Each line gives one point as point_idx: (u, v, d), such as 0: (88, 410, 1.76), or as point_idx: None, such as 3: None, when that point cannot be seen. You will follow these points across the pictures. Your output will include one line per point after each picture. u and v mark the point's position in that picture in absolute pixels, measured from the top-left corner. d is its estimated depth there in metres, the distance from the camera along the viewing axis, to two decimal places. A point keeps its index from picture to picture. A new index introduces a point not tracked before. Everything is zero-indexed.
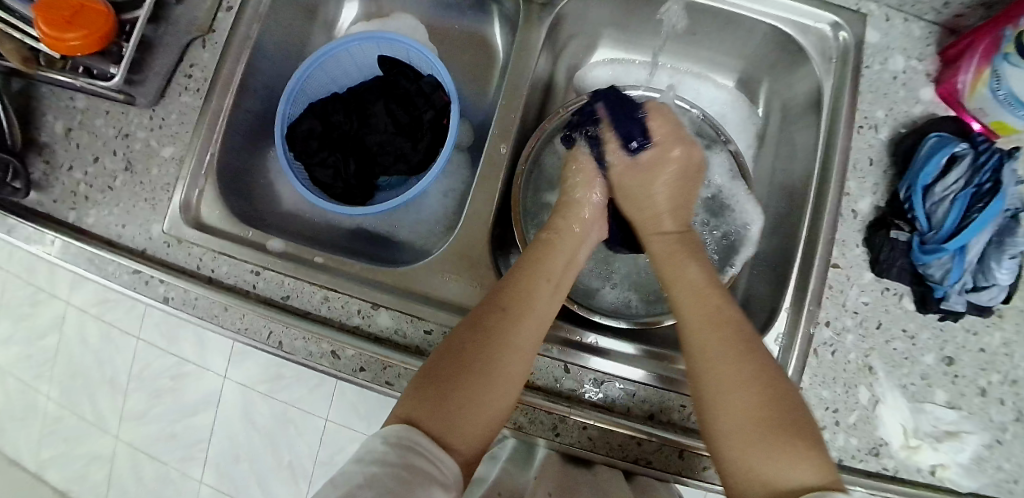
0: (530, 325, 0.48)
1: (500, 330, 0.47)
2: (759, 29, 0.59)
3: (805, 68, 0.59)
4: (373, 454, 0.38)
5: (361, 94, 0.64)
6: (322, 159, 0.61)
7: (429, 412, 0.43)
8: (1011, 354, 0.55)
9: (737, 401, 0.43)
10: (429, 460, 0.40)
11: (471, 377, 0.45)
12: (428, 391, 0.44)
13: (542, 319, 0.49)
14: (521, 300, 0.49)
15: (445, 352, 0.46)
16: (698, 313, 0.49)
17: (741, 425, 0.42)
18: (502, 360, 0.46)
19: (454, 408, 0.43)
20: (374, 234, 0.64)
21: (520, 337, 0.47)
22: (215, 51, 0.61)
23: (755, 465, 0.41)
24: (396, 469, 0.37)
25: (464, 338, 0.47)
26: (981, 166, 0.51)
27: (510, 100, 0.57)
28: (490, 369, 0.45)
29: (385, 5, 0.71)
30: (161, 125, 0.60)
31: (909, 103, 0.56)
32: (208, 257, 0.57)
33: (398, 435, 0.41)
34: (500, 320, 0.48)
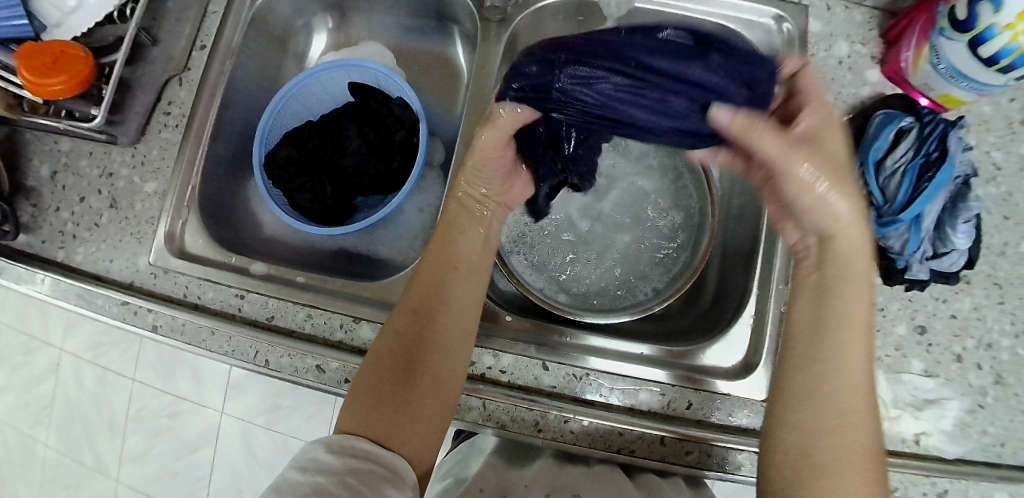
0: (456, 313, 0.50)
1: (432, 324, 0.48)
2: None
3: None
4: (316, 464, 0.41)
5: (333, 119, 0.66)
6: (300, 184, 0.63)
7: (370, 424, 0.44)
8: (983, 318, 0.57)
9: (850, 440, 0.40)
10: (375, 463, 0.42)
11: (405, 385, 0.46)
12: (364, 407, 0.45)
13: (467, 303, 0.50)
14: (437, 288, 0.50)
15: (372, 356, 0.48)
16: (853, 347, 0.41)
17: (845, 458, 0.39)
18: (436, 358, 0.47)
19: (394, 416, 0.45)
20: (356, 253, 0.66)
21: (441, 327, 0.49)
22: (191, 88, 0.63)
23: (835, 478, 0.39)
24: (339, 477, 0.39)
25: (390, 343, 0.48)
26: (927, 136, 0.52)
27: (474, 112, 0.58)
28: (421, 366, 0.47)
29: (353, 34, 0.73)
30: (143, 162, 0.62)
31: (857, 85, 0.58)
32: (194, 285, 0.59)
33: (340, 444, 0.43)
34: (427, 317, 0.49)
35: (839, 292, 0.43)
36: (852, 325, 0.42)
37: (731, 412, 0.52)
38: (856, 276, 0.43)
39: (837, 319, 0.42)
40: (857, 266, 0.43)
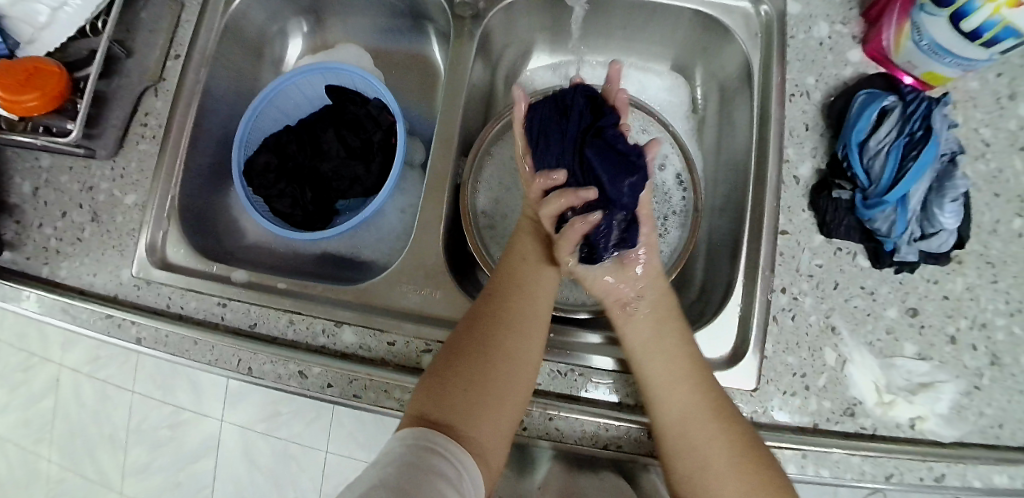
0: (535, 316, 0.51)
1: (509, 318, 0.50)
2: (684, 15, 0.60)
3: (732, 46, 0.59)
4: (389, 457, 0.38)
5: (312, 124, 0.65)
6: (280, 190, 0.62)
7: (442, 412, 0.43)
8: (976, 298, 0.56)
9: (722, 470, 0.45)
10: (446, 461, 0.39)
11: (484, 372, 0.47)
12: (439, 392, 0.45)
13: (541, 307, 0.52)
14: (523, 288, 0.52)
15: (449, 343, 0.49)
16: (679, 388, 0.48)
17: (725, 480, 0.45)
18: (514, 355, 0.48)
19: (470, 406, 0.44)
20: (339, 257, 0.65)
21: (519, 325, 0.50)
22: (168, 98, 0.63)
23: None
24: (409, 468, 0.37)
25: (465, 333, 0.49)
26: (909, 114, 0.51)
27: (449, 110, 0.57)
28: (502, 355, 0.47)
29: (329, 37, 0.72)
30: (122, 174, 0.62)
31: (839, 66, 0.56)
32: (177, 295, 0.59)
33: (414, 437, 0.41)
34: (499, 312, 0.50)
35: (635, 330, 0.51)
36: (687, 387, 0.48)
37: None
38: (673, 329, 0.51)
39: (643, 359, 0.50)
40: (667, 317, 0.52)
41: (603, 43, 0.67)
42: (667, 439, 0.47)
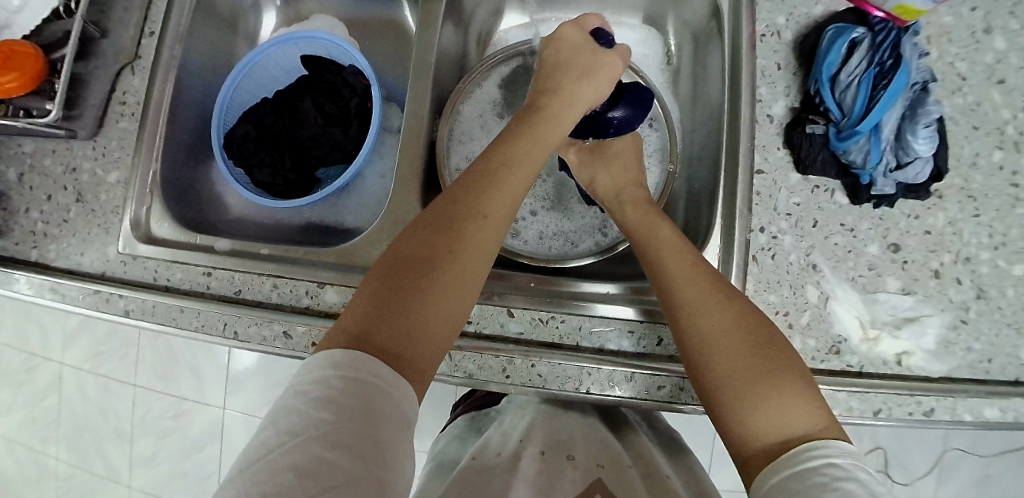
0: (496, 225, 0.46)
1: (464, 230, 0.45)
2: None
3: None
4: (324, 393, 0.35)
5: (288, 94, 0.66)
6: (260, 160, 0.63)
7: (380, 332, 0.39)
8: (960, 232, 0.55)
9: (733, 347, 0.43)
10: (386, 401, 0.36)
11: (429, 286, 0.42)
12: (377, 305, 0.40)
13: (502, 223, 0.47)
14: (485, 197, 0.47)
15: (394, 253, 0.44)
16: (678, 267, 0.48)
17: (740, 362, 0.42)
18: (466, 265, 0.44)
19: (410, 322, 0.40)
20: (322, 224, 0.65)
21: (472, 231, 0.45)
22: (144, 75, 0.63)
23: (748, 413, 0.41)
24: (348, 415, 0.33)
25: (411, 244, 0.44)
26: (880, 45, 0.51)
27: (421, 69, 0.57)
28: (451, 269, 0.43)
29: (303, 9, 0.73)
30: (104, 153, 0.62)
31: (809, 5, 0.55)
32: (163, 268, 0.59)
33: (349, 362, 0.36)
34: (458, 221, 0.45)
35: (660, 235, 0.52)
36: (691, 275, 0.47)
37: None
38: (664, 234, 0.51)
39: (659, 255, 0.50)
40: (654, 225, 0.53)
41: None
42: (683, 320, 0.46)
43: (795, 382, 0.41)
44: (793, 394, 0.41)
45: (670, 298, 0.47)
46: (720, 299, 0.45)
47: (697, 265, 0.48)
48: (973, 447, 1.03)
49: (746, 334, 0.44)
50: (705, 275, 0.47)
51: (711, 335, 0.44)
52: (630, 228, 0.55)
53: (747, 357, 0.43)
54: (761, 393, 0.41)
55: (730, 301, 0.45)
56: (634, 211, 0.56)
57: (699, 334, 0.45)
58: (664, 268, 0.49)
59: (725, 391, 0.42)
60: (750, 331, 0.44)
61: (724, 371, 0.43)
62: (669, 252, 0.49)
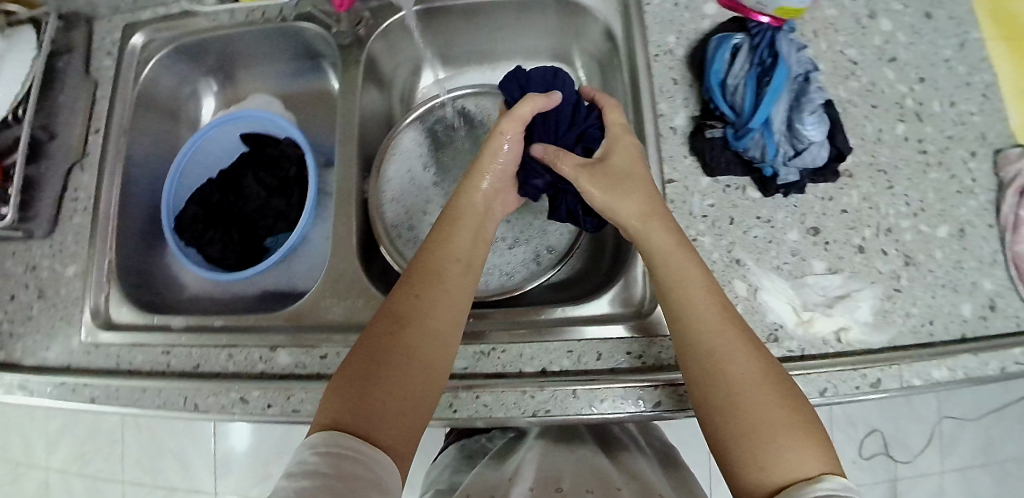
0: (445, 304, 0.48)
1: (415, 308, 0.47)
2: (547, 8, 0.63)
3: (595, 22, 0.63)
4: (303, 466, 0.38)
5: (232, 172, 0.68)
6: (209, 237, 0.65)
7: (352, 418, 0.42)
8: (876, 206, 0.58)
9: (759, 391, 0.43)
10: (362, 466, 0.39)
11: (392, 367, 0.44)
12: (347, 392, 0.43)
13: (461, 296, 0.50)
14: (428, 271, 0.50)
15: (355, 346, 0.46)
16: (709, 302, 0.46)
17: (748, 408, 0.42)
18: (418, 350, 0.46)
19: (375, 406, 0.43)
20: (276, 290, 0.67)
21: (417, 324, 0.47)
22: (93, 170, 0.66)
23: (764, 455, 0.41)
24: (328, 479, 0.36)
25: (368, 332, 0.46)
26: (757, 46, 0.54)
27: (346, 130, 0.60)
28: (407, 348, 0.45)
29: (240, 89, 0.76)
30: (61, 248, 0.65)
31: (697, 21, 0.59)
32: (124, 352, 0.61)
33: (326, 443, 0.40)
34: (406, 305, 0.48)
35: (658, 238, 0.49)
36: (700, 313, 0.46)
37: (643, 352, 0.52)
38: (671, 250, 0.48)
39: (676, 285, 0.47)
40: (669, 243, 0.49)
41: (484, 47, 0.69)
42: (718, 355, 0.45)
43: (811, 427, 0.42)
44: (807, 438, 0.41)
45: (699, 338, 0.45)
46: (748, 341, 0.45)
47: (727, 305, 0.47)
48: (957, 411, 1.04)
49: (769, 378, 0.43)
50: (736, 318, 0.46)
51: (746, 374, 0.43)
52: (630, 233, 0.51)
53: (773, 400, 0.42)
54: (773, 440, 0.41)
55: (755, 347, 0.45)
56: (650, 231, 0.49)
57: (729, 372, 0.44)
58: (692, 306, 0.46)
59: (747, 430, 0.42)
60: (774, 377, 0.44)
61: (750, 413, 0.42)
62: (701, 287, 0.47)
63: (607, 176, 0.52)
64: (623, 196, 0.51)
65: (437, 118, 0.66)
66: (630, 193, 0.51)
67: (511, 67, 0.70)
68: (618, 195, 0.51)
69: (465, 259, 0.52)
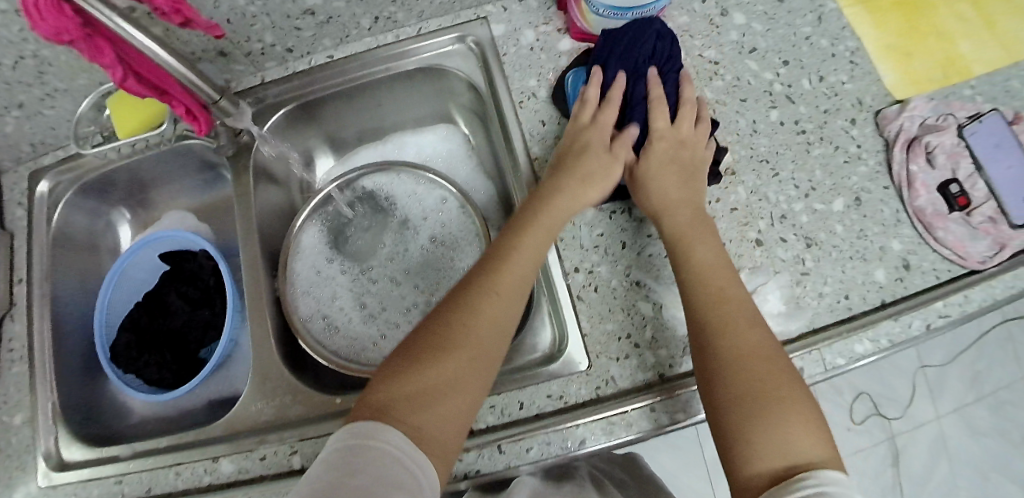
0: (500, 303, 0.48)
1: (479, 287, 0.48)
2: (415, 76, 0.65)
3: (460, 81, 0.64)
4: (337, 452, 0.38)
5: (156, 292, 0.70)
6: (145, 361, 0.66)
7: (398, 405, 0.41)
8: (766, 196, 0.58)
9: (772, 380, 0.43)
10: (391, 451, 0.38)
11: (437, 359, 0.44)
12: (401, 379, 0.43)
13: (523, 282, 0.50)
14: (504, 248, 0.51)
15: (413, 332, 0.47)
16: (721, 275, 0.49)
17: (764, 389, 0.43)
18: (473, 345, 0.46)
19: (422, 399, 0.42)
20: (220, 397, 0.69)
21: (461, 347, 0.45)
22: (23, 318, 0.68)
23: (766, 441, 0.41)
24: (355, 467, 0.36)
25: (445, 312, 0.48)
26: (634, 74, 0.57)
27: (247, 233, 0.62)
28: (471, 335, 0.46)
29: (154, 213, 0.78)
30: (4, 400, 0.66)
31: (554, 60, 0.60)
32: (78, 489, 0.62)
33: (360, 431, 0.39)
34: (487, 277, 0.49)
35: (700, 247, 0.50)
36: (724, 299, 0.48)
37: (563, 393, 0.53)
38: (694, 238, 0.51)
39: (711, 286, 0.48)
40: (690, 232, 0.51)
41: (369, 126, 0.71)
42: (728, 337, 0.46)
43: (813, 420, 0.42)
44: (810, 430, 0.42)
45: (720, 319, 0.46)
46: (759, 331, 0.46)
47: (740, 297, 0.48)
48: (927, 356, 1.05)
49: (778, 368, 0.44)
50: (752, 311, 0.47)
51: (760, 361, 0.44)
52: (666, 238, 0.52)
53: (781, 389, 0.43)
54: (779, 418, 0.41)
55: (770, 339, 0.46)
56: (668, 220, 0.52)
57: (741, 353, 0.45)
58: (707, 289, 0.48)
59: (754, 414, 0.42)
60: (783, 369, 0.44)
61: (763, 396, 0.43)
62: (714, 268, 0.49)
63: (673, 168, 0.54)
64: (660, 185, 0.54)
65: (328, 207, 0.65)
66: (668, 179, 0.54)
67: (401, 137, 0.72)
68: (652, 178, 0.54)
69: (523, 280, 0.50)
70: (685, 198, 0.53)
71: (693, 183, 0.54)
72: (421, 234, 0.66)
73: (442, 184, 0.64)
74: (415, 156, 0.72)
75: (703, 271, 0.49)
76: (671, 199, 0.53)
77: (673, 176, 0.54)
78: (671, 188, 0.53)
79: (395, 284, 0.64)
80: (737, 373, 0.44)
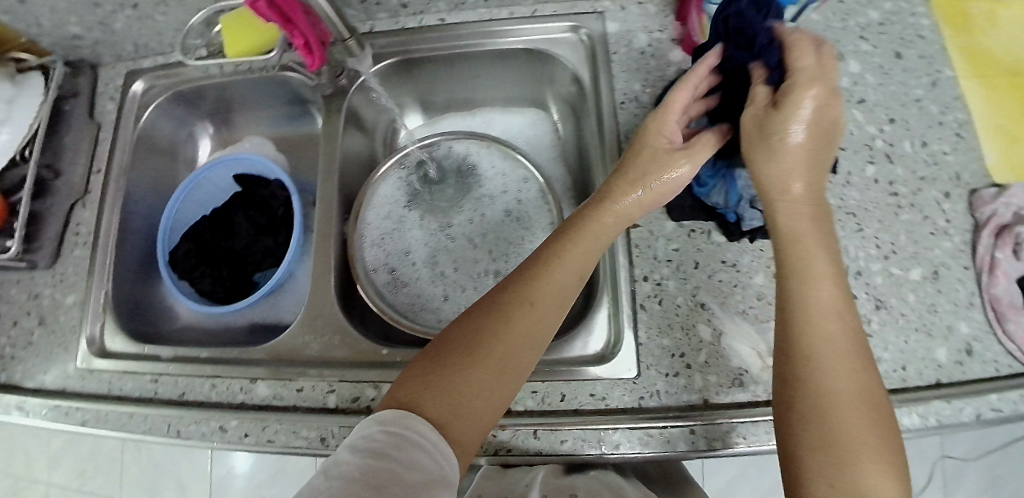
0: (541, 308, 0.46)
1: (519, 288, 0.47)
2: (519, 53, 0.64)
3: (559, 66, 0.64)
4: (369, 442, 0.39)
5: (224, 210, 0.72)
6: (201, 272, 0.69)
7: (426, 400, 0.42)
8: (845, 249, 0.58)
9: (861, 418, 0.40)
10: (420, 449, 0.39)
11: (470, 356, 0.44)
12: (427, 372, 0.43)
13: (566, 290, 0.48)
14: (554, 249, 0.49)
15: (447, 326, 0.47)
16: (824, 288, 0.43)
17: (853, 428, 0.39)
18: (508, 346, 0.45)
19: (451, 394, 0.42)
20: (264, 323, 0.70)
21: (492, 359, 0.44)
22: (95, 206, 0.70)
23: (847, 482, 0.38)
24: (384, 461, 0.37)
25: (483, 308, 0.47)
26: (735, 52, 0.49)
27: (328, 172, 0.64)
28: (507, 336, 0.45)
29: (235, 134, 0.80)
30: (61, 279, 0.69)
31: (663, 68, 0.60)
32: (115, 378, 0.64)
33: (394, 422, 0.40)
34: (534, 280, 0.47)
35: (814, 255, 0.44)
36: (830, 318, 0.42)
37: (606, 395, 0.53)
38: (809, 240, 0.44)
39: (813, 301, 0.43)
40: (806, 234, 0.44)
41: (464, 89, 0.71)
42: (816, 361, 0.41)
43: (895, 466, 0.39)
44: (893, 477, 0.38)
45: (812, 340, 0.42)
46: (855, 357, 0.42)
47: (841, 313, 0.43)
48: (951, 449, 1.03)
49: (870, 403, 0.40)
50: (850, 333, 0.42)
51: (850, 393, 0.40)
52: (780, 234, 0.45)
53: (870, 427, 0.39)
54: (863, 461, 0.38)
55: (863, 368, 0.42)
56: (786, 208, 0.45)
57: (830, 381, 0.41)
58: (805, 300, 0.43)
59: (840, 451, 0.39)
60: (873, 405, 0.41)
61: (851, 433, 0.39)
62: (817, 274, 0.44)
63: (811, 149, 0.43)
64: (790, 164, 0.43)
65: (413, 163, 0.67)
66: (801, 163, 0.44)
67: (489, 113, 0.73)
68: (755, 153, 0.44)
69: (563, 289, 0.48)
70: (807, 184, 0.44)
71: (824, 163, 0.45)
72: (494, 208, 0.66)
73: (524, 166, 0.65)
74: (501, 134, 0.73)
75: (808, 279, 0.44)
76: (797, 166, 0.44)
77: (817, 155, 0.44)
78: (805, 172, 0.44)
79: (459, 248, 0.65)
80: (828, 402, 0.40)
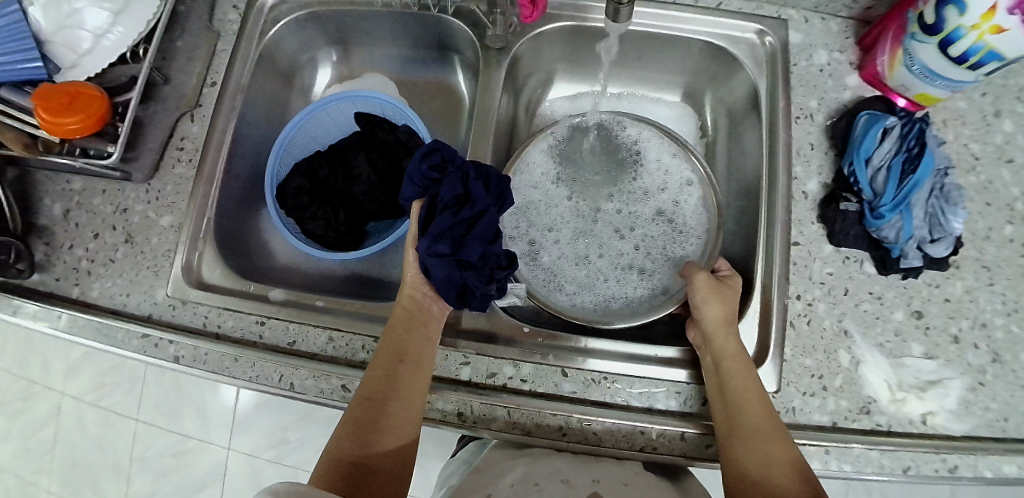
0: (412, 386, 0.51)
1: (398, 366, 0.51)
2: (694, 45, 0.65)
3: (741, 74, 0.65)
4: None
5: (341, 148, 0.68)
6: (312, 212, 0.65)
7: (351, 448, 0.48)
8: (975, 300, 0.59)
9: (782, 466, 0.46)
10: None
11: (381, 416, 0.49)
12: (363, 420, 0.49)
13: (422, 374, 0.52)
14: (427, 332, 0.54)
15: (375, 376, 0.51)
16: (733, 358, 0.51)
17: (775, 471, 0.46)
18: (376, 416, 0.49)
19: (378, 442, 0.48)
20: (369, 276, 0.67)
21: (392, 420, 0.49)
22: (203, 122, 0.65)
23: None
24: None
25: (379, 374, 0.51)
26: None
27: (481, 133, 0.61)
28: (382, 408, 0.49)
29: (355, 67, 0.75)
30: (157, 197, 0.63)
31: (838, 90, 0.62)
32: (214, 314, 0.59)
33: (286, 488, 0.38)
34: (400, 363, 0.51)
35: (720, 336, 0.53)
36: (743, 377, 0.51)
37: None
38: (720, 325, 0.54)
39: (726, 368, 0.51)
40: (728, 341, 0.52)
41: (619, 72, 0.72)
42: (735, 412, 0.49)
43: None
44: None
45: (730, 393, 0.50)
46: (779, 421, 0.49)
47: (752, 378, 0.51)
48: None
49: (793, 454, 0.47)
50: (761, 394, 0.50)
51: (768, 444, 0.47)
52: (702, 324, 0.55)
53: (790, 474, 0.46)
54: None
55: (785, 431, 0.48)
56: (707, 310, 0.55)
57: (751, 430, 0.48)
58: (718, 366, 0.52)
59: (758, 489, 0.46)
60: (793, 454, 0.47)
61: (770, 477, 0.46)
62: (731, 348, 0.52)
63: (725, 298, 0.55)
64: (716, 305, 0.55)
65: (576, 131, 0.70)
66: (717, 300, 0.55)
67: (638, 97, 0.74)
68: None
69: (404, 354, 0.52)
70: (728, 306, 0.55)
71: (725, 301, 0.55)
72: (650, 200, 0.67)
73: (693, 165, 0.66)
74: None
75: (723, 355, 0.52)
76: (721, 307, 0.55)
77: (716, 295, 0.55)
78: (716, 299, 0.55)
79: (607, 232, 0.66)
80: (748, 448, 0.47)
